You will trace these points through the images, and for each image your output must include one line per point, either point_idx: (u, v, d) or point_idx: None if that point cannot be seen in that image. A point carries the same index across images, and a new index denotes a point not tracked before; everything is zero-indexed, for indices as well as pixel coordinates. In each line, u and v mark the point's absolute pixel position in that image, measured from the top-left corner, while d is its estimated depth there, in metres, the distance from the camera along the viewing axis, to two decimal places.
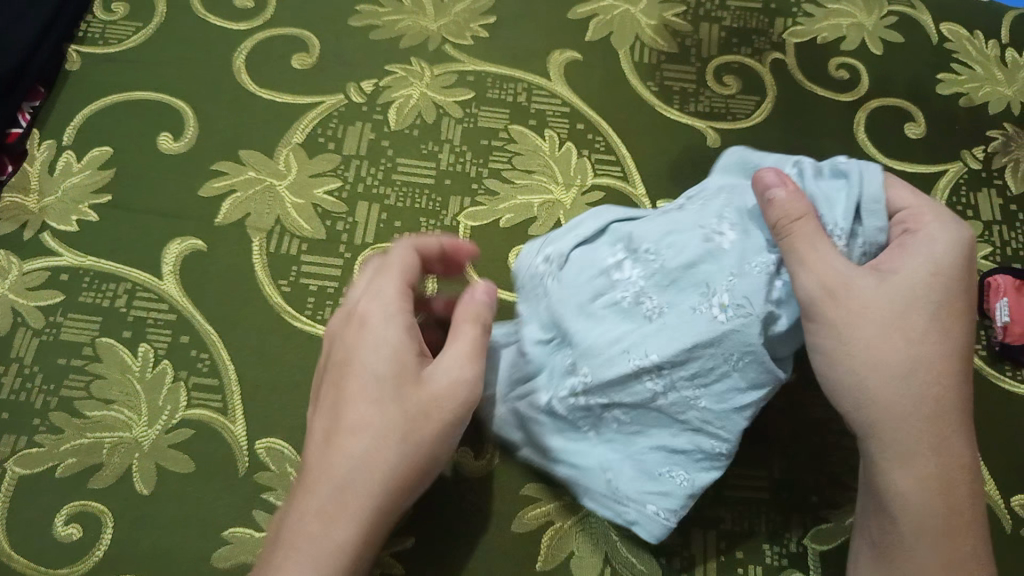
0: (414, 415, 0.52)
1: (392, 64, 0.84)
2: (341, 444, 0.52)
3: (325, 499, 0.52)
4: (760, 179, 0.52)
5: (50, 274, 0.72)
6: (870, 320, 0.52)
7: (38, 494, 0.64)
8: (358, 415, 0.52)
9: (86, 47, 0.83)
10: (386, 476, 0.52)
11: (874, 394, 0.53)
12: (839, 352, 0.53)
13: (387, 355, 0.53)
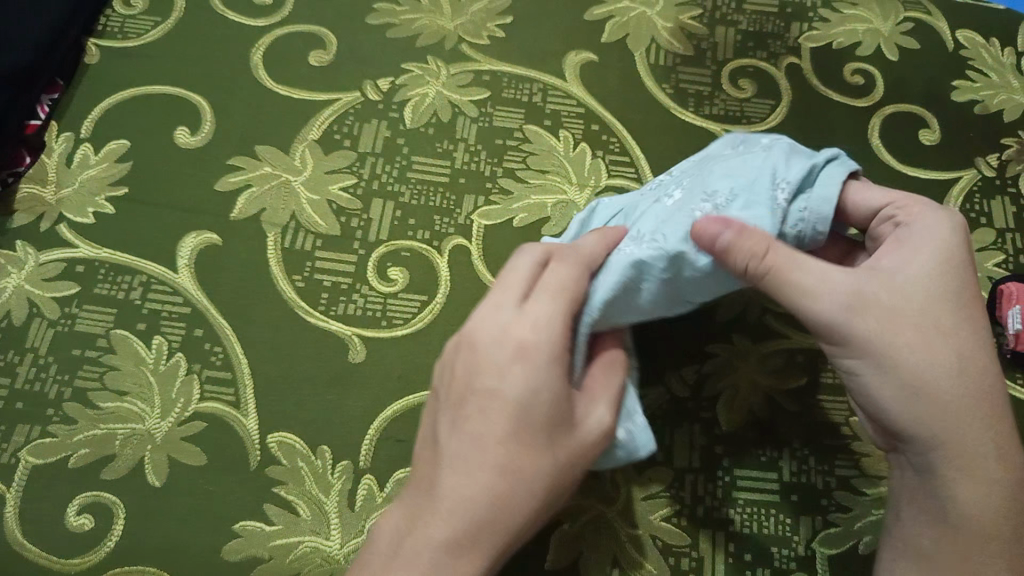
0: (548, 462, 0.51)
1: (408, 62, 0.85)
2: (462, 485, 0.51)
3: (447, 555, 0.50)
4: (703, 232, 0.52)
5: (65, 265, 0.73)
6: (905, 324, 0.53)
7: (50, 483, 0.64)
8: (490, 450, 0.51)
9: (105, 41, 0.84)
10: (506, 527, 0.51)
11: (921, 400, 0.53)
12: (881, 365, 0.53)
13: (546, 399, 0.51)
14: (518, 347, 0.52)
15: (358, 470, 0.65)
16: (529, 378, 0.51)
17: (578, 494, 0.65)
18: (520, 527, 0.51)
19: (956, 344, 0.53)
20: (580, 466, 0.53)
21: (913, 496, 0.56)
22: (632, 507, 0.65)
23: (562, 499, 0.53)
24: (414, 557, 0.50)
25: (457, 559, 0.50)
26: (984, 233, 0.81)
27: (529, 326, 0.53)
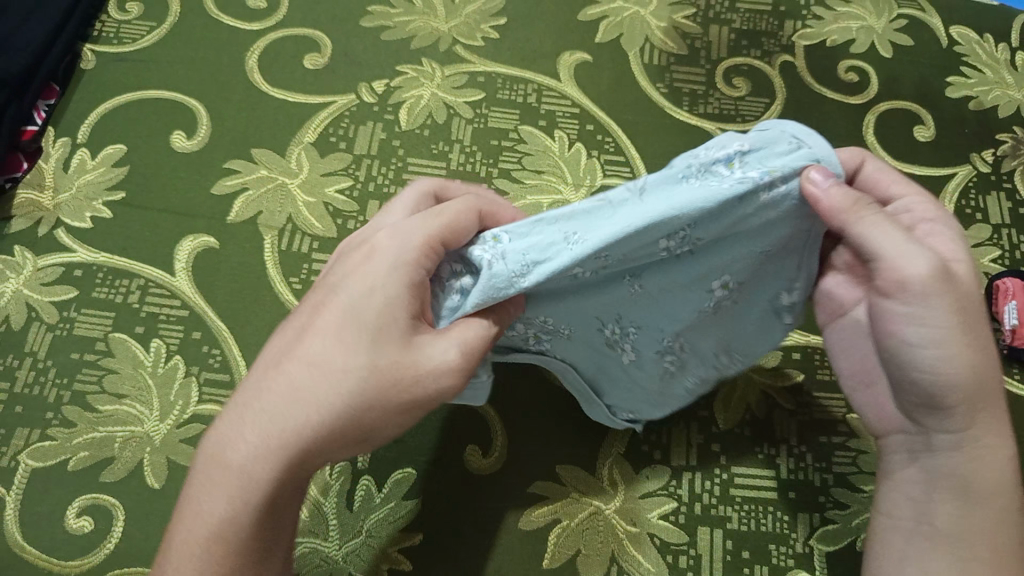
0: (361, 367, 0.47)
1: (403, 65, 0.85)
2: (275, 372, 0.48)
3: (235, 439, 0.47)
4: (806, 185, 0.44)
5: (63, 270, 0.73)
6: (967, 309, 0.49)
7: (51, 486, 0.65)
8: (308, 340, 0.48)
9: (101, 47, 0.84)
10: (306, 426, 0.47)
11: (970, 388, 0.49)
12: (946, 345, 0.48)
13: (378, 300, 0.48)
14: (364, 252, 0.50)
15: (356, 471, 0.66)
16: (363, 282, 0.49)
17: (576, 493, 0.66)
18: (309, 433, 0.46)
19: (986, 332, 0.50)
20: (402, 387, 0.47)
21: (930, 478, 0.53)
22: (630, 505, 0.65)
23: (385, 421, 0.48)
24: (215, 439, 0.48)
25: (248, 445, 0.47)
26: (978, 229, 0.81)
27: (387, 232, 0.50)
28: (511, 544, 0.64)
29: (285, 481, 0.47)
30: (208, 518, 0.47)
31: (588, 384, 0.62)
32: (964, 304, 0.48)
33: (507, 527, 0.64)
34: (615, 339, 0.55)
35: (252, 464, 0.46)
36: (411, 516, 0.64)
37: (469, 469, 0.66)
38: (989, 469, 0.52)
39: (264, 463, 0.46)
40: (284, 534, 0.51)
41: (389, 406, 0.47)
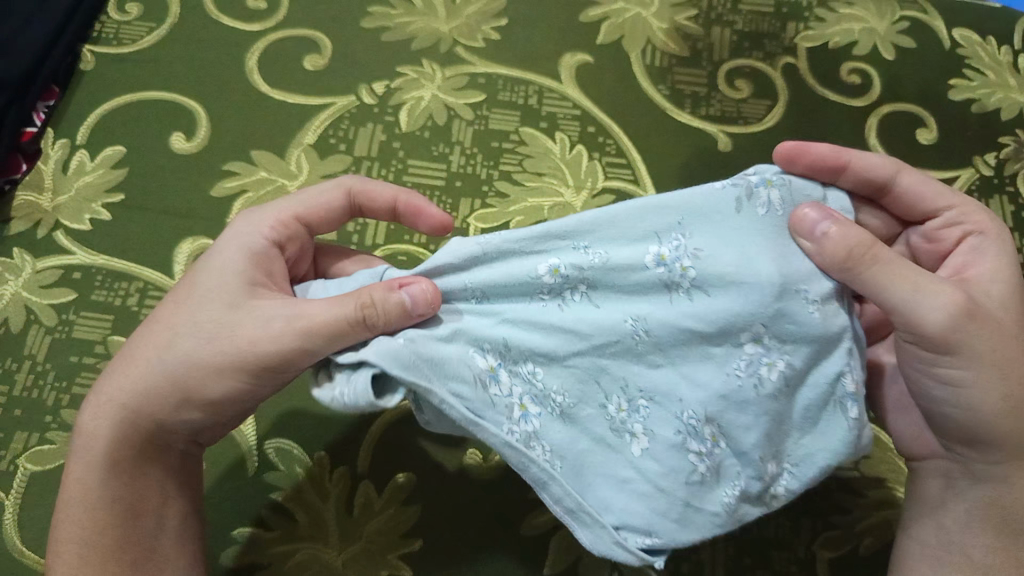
0: (198, 327, 0.53)
1: (404, 66, 0.85)
2: (130, 342, 0.56)
3: (94, 404, 0.55)
4: (800, 220, 0.50)
5: (62, 273, 0.73)
6: (1012, 336, 0.52)
7: (49, 491, 0.64)
8: (158, 312, 0.56)
9: (100, 47, 0.84)
10: (111, 390, 0.54)
11: (1016, 416, 0.52)
12: (993, 376, 0.52)
13: (217, 273, 0.54)
14: (224, 239, 0.57)
15: (356, 476, 0.65)
16: (227, 255, 0.55)
17: None
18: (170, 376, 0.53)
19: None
20: (231, 340, 0.52)
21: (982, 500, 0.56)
22: None
23: (212, 381, 0.53)
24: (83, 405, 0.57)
25: (87, 410, 0.55)
26: None
27: (244, 221, 0.58)
28: (513, 550, 0.64)
29: (130, 436, 0.55)
30: (78, 481, 0.54)
31: (597, 500, 0.49)
32: (1002, 340, 0.51)
33: (508, 533, 0.64)
34: (623, 421, 0.49)
35: (95, 421, 0.55)
36: (412, 522, 0.64)
37: (470, 474, 0.66)
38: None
39: (108, 420, 0.54)
40: (160, 494, 0.57)
41: (216, 357, 0.52)
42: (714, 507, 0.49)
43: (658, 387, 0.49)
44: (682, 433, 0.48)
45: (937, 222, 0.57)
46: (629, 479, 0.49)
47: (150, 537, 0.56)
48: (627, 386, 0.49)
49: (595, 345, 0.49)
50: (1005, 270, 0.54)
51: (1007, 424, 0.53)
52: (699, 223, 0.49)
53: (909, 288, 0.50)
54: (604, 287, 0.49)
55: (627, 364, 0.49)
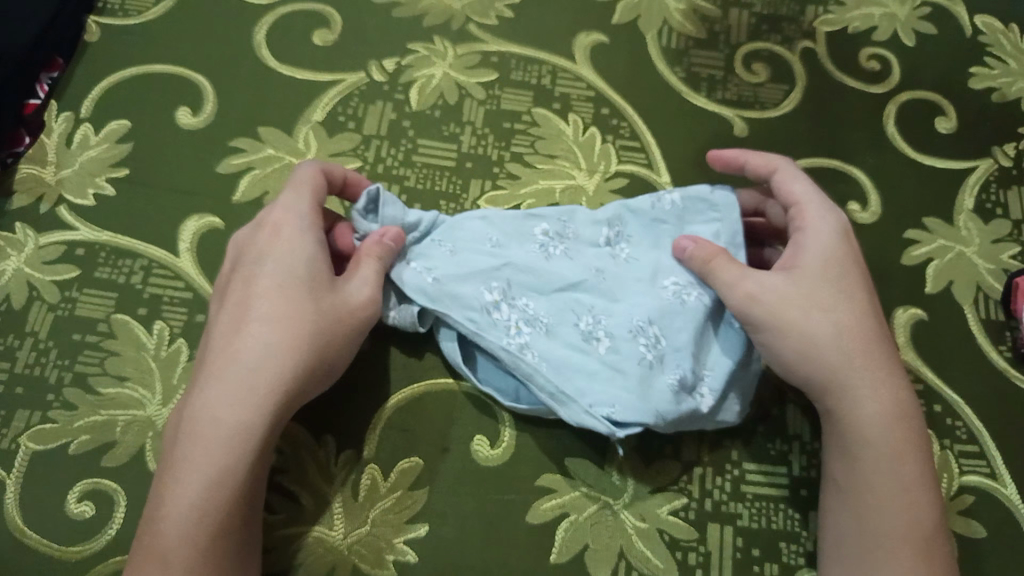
0: (312, 310, 0.58)
1: (414, 43, 0.83)
2: (241, 338, 0.57)
3: (227, 395, 0.55)
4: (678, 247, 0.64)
5: (65, 249, 0.71)
6: (828, 280, 0.61)
7: (52, 470, 0.63)
8: (260, 307, 0.58)
9: (105, 18, 0.82)
10: (255, 379, 0.56)
11: (851, 352, 0.60)
12: (812, 318, 0.60)
13: (303, 257, 0.60)
14: (275, 235, 0.61)
15: (362, 460, 0.65)
16: (289, 247, 0.60)
17: (585, 487, 0.65)
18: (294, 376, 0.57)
19: (871, 308, 0.62)
20: (343, 319, 0.60)
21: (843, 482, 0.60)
22: (640, 501, 0.65)
23: (339, 356, 0.60)
24: (198, 406, 0.55)
25: (222, 407, 0.55)
26: (999, 224, 0.80)
27: (281, 209, 0.62)
28: (519, 537, 0.63)
29: (280, 422, 0.57)
30: (220, 473, 0.53)
31: (572, 385, 0.62)
32: (786, 305, 0.60)
33: (515, 521, 0.63)
34: (592, 332, 0.63)
35: (236, 412, 0.55)
36: (418, 507, 0.63)
37: (476, 460, 0.65)
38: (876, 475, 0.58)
39: (263, 411, 0.55)
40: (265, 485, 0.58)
41: (339, 333, 0.59)
42: (666, 392, 0.61)
43: (580, 304, 0.64)
44: (633, 333, 0.62)
45: (797, 209, 0.64)
46: (583, 365, 0.62)
47: (253, 521, 0.57)
48: (513, 311, 0.64)
49: (510, 281, 0.65)
50: (841, 240, 0.63)
51: (855, 361, 0.60)
52: (637, 219, 0.68)
53: (741, 273, 0.61)
54: (515, 249, 0.66)
55: (519, 294, 0.65)
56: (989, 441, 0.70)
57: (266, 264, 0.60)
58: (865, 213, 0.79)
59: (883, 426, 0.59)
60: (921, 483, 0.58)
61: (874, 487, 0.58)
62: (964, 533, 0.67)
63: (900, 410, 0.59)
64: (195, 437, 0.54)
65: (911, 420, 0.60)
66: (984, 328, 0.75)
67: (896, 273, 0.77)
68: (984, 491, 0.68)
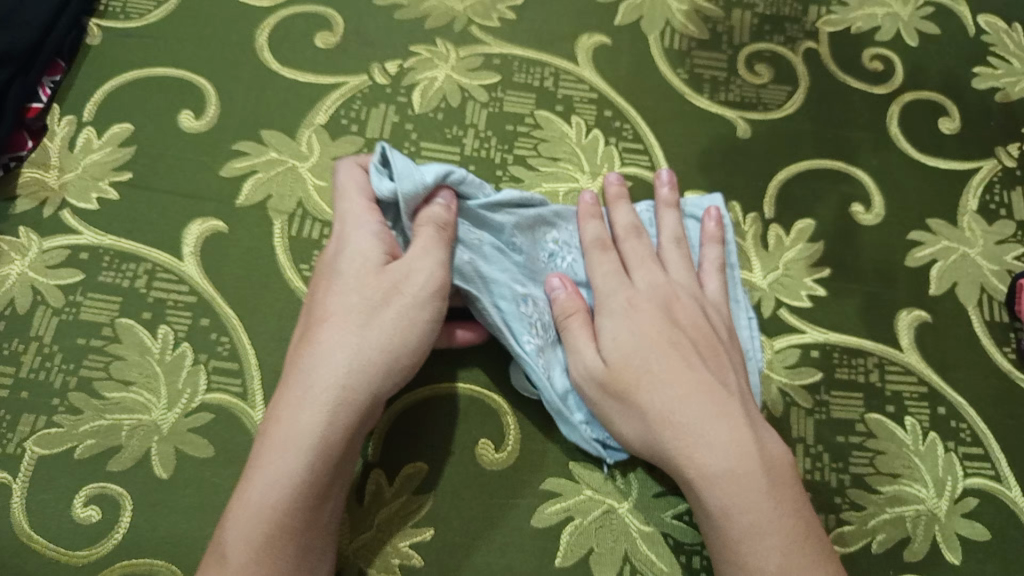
0: (367, 303, 0.58)
1: (417, 45, 0.82)
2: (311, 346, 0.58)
3: (290, 403, 0.56)
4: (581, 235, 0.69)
5: (69, 253, 0.71)
6: (636, 359, 0.61)
7: (57, 474, 0.64)
8: (327, 311, 0.59)
9: (107, 22, 0.82)
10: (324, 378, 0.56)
11: (649, 439, 0.59)
12: (615, 418, 0.61)
13: (358, 254, 0.60)
14: (339, 239, 0.62)
15: (367, 464, 0.65)
16: (352, 243, 0.61)
17: (589, 490, 0.65)
18: (351, 376, 0.56)
19: (680, 374, 0.60)
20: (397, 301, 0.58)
21: (712, 536, 0.56)
22: (643, 504, 0.65)
23: (405, 335, 0.58)
24: (274, 414, 0.57)
25: (301, 413, 0.55)
26: (1002, 225, 0.79)
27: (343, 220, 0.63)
28: (523, 542, 0.63)
29: (352, 423, 0.56)
30: (289, 467, 0.54)
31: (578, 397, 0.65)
32: (617, 376, 0.60)
33: (519, 524, 0.64)
34: None
35: (305, 414, 0.55)
36: (422, 511, 0.63)
37: (481, 463, 0.65)
38: (730, 521, 0.55)
39: (325, 411, 0.55)
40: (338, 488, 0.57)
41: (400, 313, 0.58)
42: None
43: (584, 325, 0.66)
44: None
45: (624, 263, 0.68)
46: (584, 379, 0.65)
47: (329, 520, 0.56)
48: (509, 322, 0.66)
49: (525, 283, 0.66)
50: (623, 313, 0.64)
51: (655, 455, 0.59)
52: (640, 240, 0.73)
53: (579, 342, 0.63)
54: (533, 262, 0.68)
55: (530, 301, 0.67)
56: (995, 443, 0.70)
57: (338, 269, 0.61)
58: (869, 215, 0.79)
59: (701, 495, 0.56)
60: (762, 539, 0.54)
61: (719, 552, 0.56)
62: (968, 536, 0.67)
63: (727, 470, 0.56)
64: (265, 445, 0.55)
65: (739, 478, 0.55)
66: (989, 330, 0.75)
67: (899, 275, 0.77)
68: (989, 493, 0.68)
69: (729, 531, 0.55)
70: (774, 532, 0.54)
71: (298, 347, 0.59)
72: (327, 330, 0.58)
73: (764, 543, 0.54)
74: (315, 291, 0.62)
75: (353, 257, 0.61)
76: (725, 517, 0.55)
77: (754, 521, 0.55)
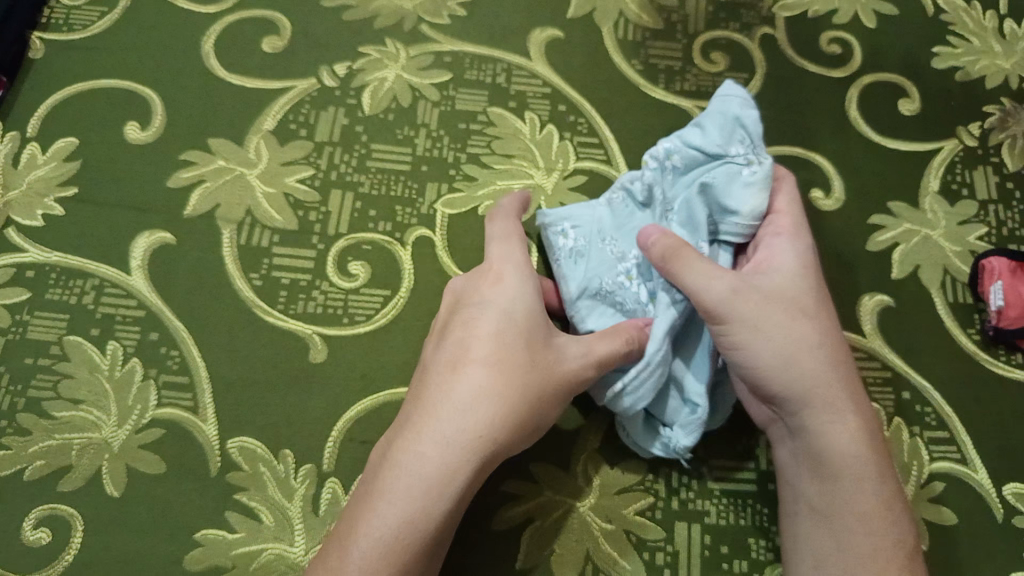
0: (527, 360, 0.55)
1: (366, 46, 0.81)
2: (454, 383, 0.55)
3: (439, 442, 0.52)
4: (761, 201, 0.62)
5: (15, 271, 0.70)
6: (793, 299, 0.58)
7: (6, 497, 0.63)
8: (480, 348, 0.55)
9: (50, 34, 0.80)
10: (464, 436, 0.53)
11: (790, 380, 0.57)
12: (760, 337, 0.56)
13: (520, 306, 0.57)
14: (495, 283, 0.59)
15: (322, 474, 0.64)
16: (508, 300, 0.58)
17: (550, 491, 0.64)
18: (505, 442, 0.54)
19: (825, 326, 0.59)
20: (556, 386, 0.56)
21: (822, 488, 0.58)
22: (605, 502, 0.64)
23: (551, 406, 0.56)
24: (425, 449, 0.52)
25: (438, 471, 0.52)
26: (965, 205, 0.79)
27: (503, 263, 0.60)
28: (484, 547, 0.62)
29: (481, 481, 0.54)
30: (417, 507, 0.51)
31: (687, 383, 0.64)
32: (772, 306, 0.57)
33: (481, 529, 0.63)
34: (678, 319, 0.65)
35: (452, 460, 0.52)
36: None
37: None
38: (860, 477, 0.57)
39: (475, 467, 0.53)
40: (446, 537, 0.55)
41: (548, 393, 0.56)
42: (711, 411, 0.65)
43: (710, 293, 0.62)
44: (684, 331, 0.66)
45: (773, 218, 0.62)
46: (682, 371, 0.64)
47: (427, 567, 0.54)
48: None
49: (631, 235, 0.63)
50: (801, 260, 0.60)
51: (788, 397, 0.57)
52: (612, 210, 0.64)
53: (704, 269, 0.57)
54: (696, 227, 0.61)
55: (619, 248, 0.63)
56: (960, 427, 0.70)
57: (494, 311, 0.57)
58: (829, 200, 0.78)
59: (823, 443, 0.57)
60: (880, 504, 0.57)
61: (828, 506, 0.57)
62: (936, 522, 0.66)
63: (863, 429, 0.57)
64: (404, 477, 0.52)
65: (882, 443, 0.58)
66: (952, 312, 0.74)
67: (862, 260, 0.76)
68: (956, 477, 0.68)
69: (840, 483, 0.57)
70: (888, 502, 0.57)
71: (442, 374, 0.55)
72: (485, 374, 0.54)
73: (888, 510, 0.56)
74: (459, 315, 0.58)
75: (512, 310, 0.57)
76: (844, 469, 0.57)
77: (874, 487, 0.57)
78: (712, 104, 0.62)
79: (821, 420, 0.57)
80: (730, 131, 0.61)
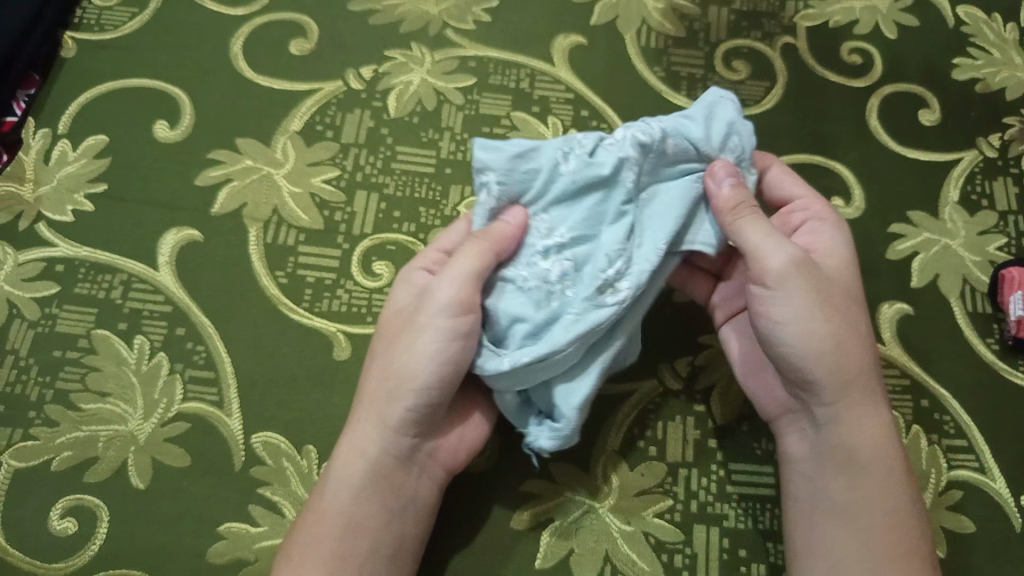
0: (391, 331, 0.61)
1: (392, 49, 0.82)
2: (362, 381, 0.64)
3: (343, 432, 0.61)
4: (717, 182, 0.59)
5: (45, 265, 0.71)
6: (841, 289, 0.59)
7: (33, 487, 0.63)
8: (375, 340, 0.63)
9: (82, 34, 0.82)
10: (355, 418, 0.60)
11: (839, 367, 0.56)
12: (815, 319, 0.56)
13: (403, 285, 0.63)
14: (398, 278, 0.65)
15: None
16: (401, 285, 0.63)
17: (569, 491, 0.64)
18: (375, 409, 0.59)
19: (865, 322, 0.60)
20: (405, 335, 0.58)
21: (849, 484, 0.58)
22: (625, 504, 0.64)
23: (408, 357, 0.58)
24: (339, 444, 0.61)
25: (345, 444, 0.60)
26: (984, 216, 0.79)
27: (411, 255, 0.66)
28: (503, 545, 0.63)
29: (372, 452, 0.59)
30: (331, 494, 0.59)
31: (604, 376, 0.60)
32: (826, 289, 0.57)
33: (500, 528, 0.63)
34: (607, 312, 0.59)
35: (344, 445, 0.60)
36: None
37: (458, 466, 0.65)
38: (887, 475, 0.58)
39: (355, 441, 0.59)
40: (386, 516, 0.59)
41: (399, 347, 0.58)
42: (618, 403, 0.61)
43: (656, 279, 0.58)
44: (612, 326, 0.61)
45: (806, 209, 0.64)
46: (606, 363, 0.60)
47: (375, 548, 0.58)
48: (630, 278, 0.55)
49: (575, 214, 0.57)
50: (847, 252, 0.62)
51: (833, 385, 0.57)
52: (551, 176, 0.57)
53: (762, 231, 0.56)
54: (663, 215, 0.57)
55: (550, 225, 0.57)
56: (979, 435, 0.70)
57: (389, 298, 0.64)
58: (849, 208, 0.79)
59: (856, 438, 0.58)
60: (904, 502, 0.58)
61: (851, 502, 0.58)
62: (954, 530, 0.66)
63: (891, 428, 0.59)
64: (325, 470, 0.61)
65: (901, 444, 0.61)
66: (971, 321, 0.74)
67: (882, 268, 0.76)
68: (975, 486, 0.68)
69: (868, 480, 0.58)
70: (912, 501, 0.59)
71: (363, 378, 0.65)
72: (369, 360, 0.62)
73: (911, 508, 0.58)
74: None
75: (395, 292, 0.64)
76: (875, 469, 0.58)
77: (900, 486, 0.58)
78: (707, 99, 0.60)
79: (853, 413, 0.58)
80: (726, 136, 0.59)
